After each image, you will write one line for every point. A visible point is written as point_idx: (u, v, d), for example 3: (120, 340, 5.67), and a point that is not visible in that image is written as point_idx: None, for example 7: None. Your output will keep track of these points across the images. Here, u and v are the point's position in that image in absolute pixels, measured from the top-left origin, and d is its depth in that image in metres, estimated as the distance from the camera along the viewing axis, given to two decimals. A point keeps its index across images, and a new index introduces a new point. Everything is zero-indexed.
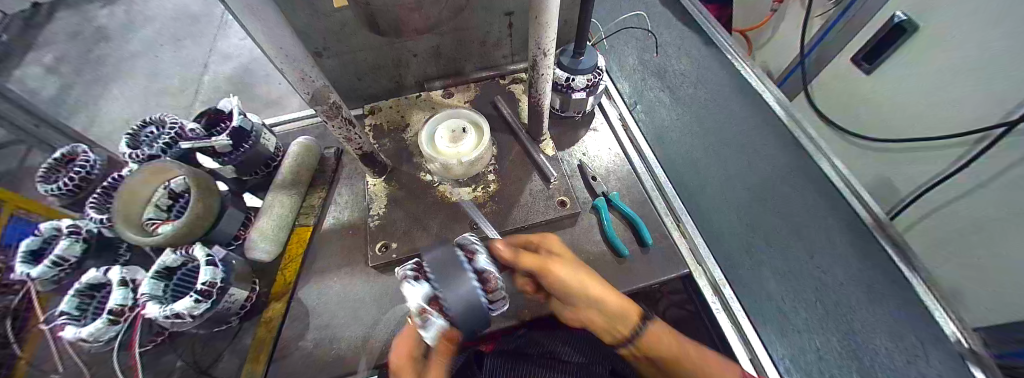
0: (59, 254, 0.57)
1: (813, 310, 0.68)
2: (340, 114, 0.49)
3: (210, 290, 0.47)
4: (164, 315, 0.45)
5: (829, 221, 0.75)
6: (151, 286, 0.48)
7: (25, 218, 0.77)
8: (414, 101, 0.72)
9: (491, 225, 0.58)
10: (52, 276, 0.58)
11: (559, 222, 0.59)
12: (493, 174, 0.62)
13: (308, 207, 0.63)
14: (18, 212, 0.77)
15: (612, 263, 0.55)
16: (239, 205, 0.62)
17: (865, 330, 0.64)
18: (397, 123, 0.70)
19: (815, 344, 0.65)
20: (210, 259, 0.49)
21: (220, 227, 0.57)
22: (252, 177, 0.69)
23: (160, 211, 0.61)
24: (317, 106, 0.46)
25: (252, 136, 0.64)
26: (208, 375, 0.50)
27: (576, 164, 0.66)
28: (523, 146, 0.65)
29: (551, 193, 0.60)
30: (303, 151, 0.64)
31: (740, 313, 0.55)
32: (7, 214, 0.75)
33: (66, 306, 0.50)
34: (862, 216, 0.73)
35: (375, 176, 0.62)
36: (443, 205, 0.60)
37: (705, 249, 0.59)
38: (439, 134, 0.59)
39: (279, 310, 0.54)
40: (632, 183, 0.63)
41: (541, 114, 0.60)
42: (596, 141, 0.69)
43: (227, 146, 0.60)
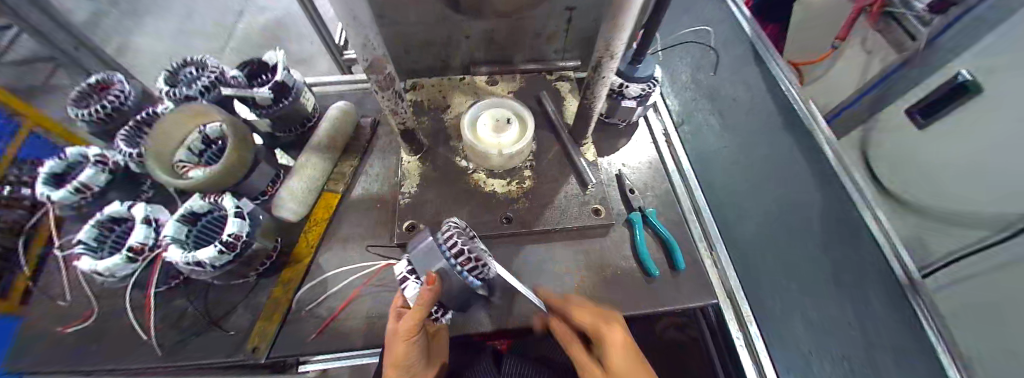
0: (82, 181, 0.57)
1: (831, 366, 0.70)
2: (392, 86, 0.48)
3: (234, 243, 0.46)
4: (185, 262, 0.45)
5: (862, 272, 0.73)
6: (175, 229, 0.48)
7: (42, 137, 0.81)
8: (457, 83, 0.71)
9: (521, 222, 0.56)
10: (71, 202, 0.57)
11: (590, 231, 0.58)
12: (530, 170, 0.61)
13: (338, 174, 0.62)
14: (36, 130, 0.80)
15: (639, 281, 0.54)
16: (271, 161, 0.62)
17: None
18: (438, 103, 0.68)
19: None
20: (238, 212, 0.48)
21: (250, 180, 0.57)
22: (285, 135, 0.68)
23: (192, 154, 0.60)
24: (373, 75, 0.45)
25: (293, 92, 0.63)
26: (218, 327, 0.49)
27: (614, 173, 0.64)
28: (564, 147, 0.63)
29: (586, 199, 0.59)
30: (341, 116, 0.63)
31: (762, 352, 0.54)
32: (26, 131, 0.79)
33: (85, 236, 0.50)
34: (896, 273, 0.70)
35: (411, 153, 0.61)
36: (476, 194, 0.58)
37: (736, 282, 0.57)
38: (482, 121, 0.58)
39: (298, 273, 0.53)
40: (669, 202, 0.61)
41: (589, 117, 0.58)
42: (637, 152, 0.67)
43: (268, 99, 0.60)
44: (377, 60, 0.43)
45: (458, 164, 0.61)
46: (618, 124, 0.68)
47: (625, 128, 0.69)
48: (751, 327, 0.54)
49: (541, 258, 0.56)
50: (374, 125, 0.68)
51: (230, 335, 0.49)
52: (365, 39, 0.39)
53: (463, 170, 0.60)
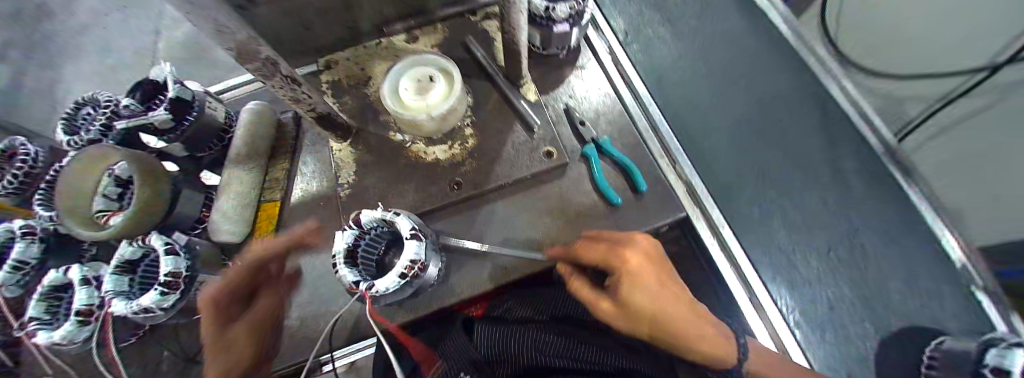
0: (15, 258, 0.49)
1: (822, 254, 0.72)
2: (281, 70, 0.41)
3: (175, 281, 0.43)
4: (131, 311, 0.42)
5: (816, 157, 0.80)
6: (112, 281, 0.43)
7: None
8: (373, 50, 0.63)
9: (472, 183, 0.53)
10: (16, 282, 0.50)
11: (545, 176, 0.54)
12: (470, 127, 0.56)
13: (272, 182, 0.58)
14: None
15: (604, 212, 0.52)
16: (196, 186, 0.57)
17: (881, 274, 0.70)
18: (358, 78, 0.61)
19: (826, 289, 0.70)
20: (170, 248, 0.44)
21: (176, 211, 0.52)
22: (207, 154, 0.62)
23: (111, 200, 0.53)
24: (249, 64, 0.38)
25: (196, 105, 0.56)
26: (196, 364, 0.49)
27: (562, 108, 0.59)
28: (502, 92, 0.57)
29: (536, 143, 0.54)
30: (256, 118, 0.57)
31: (737, 250, 0.54)
32: None
33: (33, 311, 0.44)
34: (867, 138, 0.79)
35: (340, 140, 0.56)
36: (419, 167, 0.54)
37: (703, 190, 0.55)
38: (403, 86, 0.51)
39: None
40: (624, 125, 0.58)
41: (518, 54, 0.51)
42: (583, 80, 0.61)
43: (169, 121, 0.53)
44: (247, 47, 0.36)
45: (393, 139, 0.56)
46: (558, 53, 0.61)
47: (567, 56, 0.63)
48: (724, 231, 0.53)
49: (499, 215, 0.53)
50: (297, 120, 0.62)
51: None
52: (213, 24, 0.31)
53: (399, 145, 0.55)
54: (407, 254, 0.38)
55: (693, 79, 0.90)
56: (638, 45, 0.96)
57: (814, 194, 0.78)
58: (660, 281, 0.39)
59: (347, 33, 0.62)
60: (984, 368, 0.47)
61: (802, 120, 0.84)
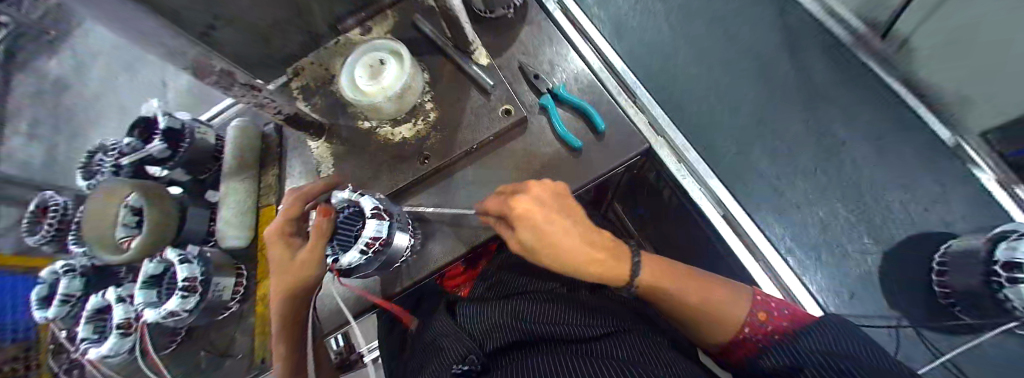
0: (62, 292, 0.56)
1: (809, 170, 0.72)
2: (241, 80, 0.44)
3: (193, 285, 0.49)
4: (162, 315, 0.48)
5: (794, 74, 0.79)
6: (142, 295, 0.49)
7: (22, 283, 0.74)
8: (333, 49, 0.66)
9: (438, 154, 0.55)
10: (68, 314, 0.58)
11: (509, 134, 0.56)
12: (430, 103, 0.58)
13: (266, 188, 0.63)
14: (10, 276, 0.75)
15: (567, 158, 0.53)
16: (201, 203, 0.62)
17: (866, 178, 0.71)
18: (323, 78, 0.65)
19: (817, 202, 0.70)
20: (184, 257, 0.50)
21: (187, 227, 0.58)
22: (207, 175, 0.68)
23: (130, 228, 0.57)
24: (221, 80, 0.41)
25: (187, 132, 0.61)
26: (228, 356, 0.55)
27: (516, 67, 0.60)
28: (454, 62, 0.59)
29: (493, 104, 0.56)
30: (241, 134, 0.62)
31: (708, 173, 0.54)
32: None
33: (84, 332, 0.51)
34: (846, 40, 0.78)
35: (315, 138, 0.60)
36: (389, 149, 0.57)
37: (664, 119, 0.56)
38: (357, 74, 0.54)
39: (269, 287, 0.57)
40: (578, 71, 0.58)
41: (458, 20, 0.52)
42: (534, 35, 0.62)
43: (166, 151, 0.58)
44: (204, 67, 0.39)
45: (361, 127, 0.59)
46: (505, 14, 0.61)
47: (514, 16, 0.63)
48: (687, 155, 0.54)
49: (472, 178, 0.56)
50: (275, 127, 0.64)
51: (241, 357, 0.54)
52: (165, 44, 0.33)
53: (368, 131, 0.59)
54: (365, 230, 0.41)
55: (659, 18, 0.89)
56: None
57: (798, 111, 0.77)
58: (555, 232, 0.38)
59: (305, 37, 0.64)
60: (997, 264, 0.48)
61: (777, 40, 0.81)
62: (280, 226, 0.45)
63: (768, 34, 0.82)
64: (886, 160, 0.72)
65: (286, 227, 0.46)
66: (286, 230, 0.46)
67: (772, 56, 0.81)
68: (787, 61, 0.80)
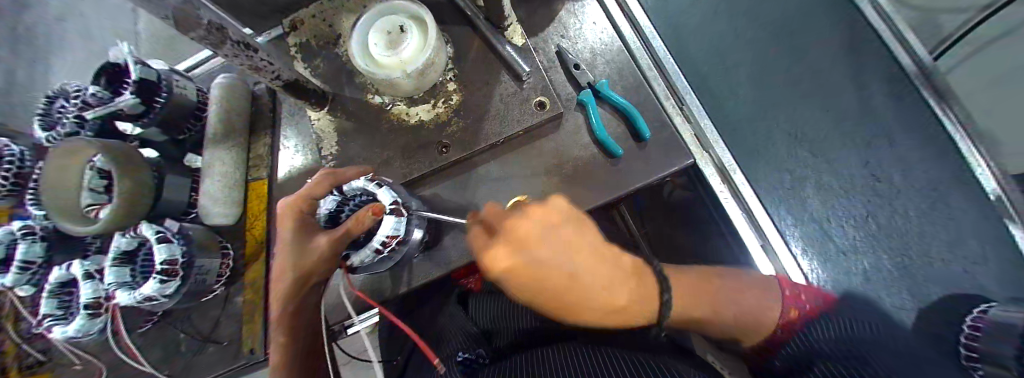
0: (20, 258, 0.50)
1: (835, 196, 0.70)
2: (232, 37, 0.36)
3: (173, 268, 0.43)
4: (136, 299, 0.43)
5: (834, 93, 0.75)
6: (114, 275, 0.44)
7: None
8: (339, 2, 0.56)
9: (459, 144, 0.49)
10: (29, 281, 0.52)
11: (539, 130, 0.50)
12: (453, 83, 0.51)
13: (257, 158, 0.56)
14: None
15: (603, 165, 0.48)
16: (181, 170, 0.55)
17: (888, 210, 0.70)
18: (327, 37, 0.56)
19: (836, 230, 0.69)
20: (162, 236, 0.44)
21: (164, 196, 0.51)
22: (186, 136, 0.60)
23: (97, 194, 0.52)
24: (210, 34, 0.33)
25: (165, 86, 0.52)
26: (212, 342, 0.51)
27: (554, 52, 0.53)
28: (484, 38, 0.51)
29: (526, 94, 0.49)
30: (227, 94, 0.53)
31: (750, 196, 0.50)
32: None
33: (45, 308, 0.45)
34: (900, 61, 0.73)
35: (316, 108, 0.52)
36: (403, 131, 0.51)
37: (711, 131, 0.51)
38: (372, 40, 0.46)
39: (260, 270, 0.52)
40: (624, 65, 0.51)
41: None
42: (577, 15, 0.54)
43: (138, 106, 0.50)
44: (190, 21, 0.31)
45: (371, 103, 0.52)
46: None
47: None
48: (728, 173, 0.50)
49: (493, 175, 0.50)
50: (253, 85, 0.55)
51: (226, 346, 0.50)
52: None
53: (380, 108, 0.52)
54: (381, 229, 0.35)
55: (701, 16, 0.83)
56: None
57: (832, 132, 0.74)
58: (563, 249, 0.29)
59: None
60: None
61: (824, 53, 0.77)
62: (298, 200, 0.39)
63: (815, 45, 0.77)
64: (914, 193, 0.70)
65: (307, 202, 0.39)
66: (304, 207, 0.39)
67: (817, 69, 0.76)
68: (831, 77, 0.76)
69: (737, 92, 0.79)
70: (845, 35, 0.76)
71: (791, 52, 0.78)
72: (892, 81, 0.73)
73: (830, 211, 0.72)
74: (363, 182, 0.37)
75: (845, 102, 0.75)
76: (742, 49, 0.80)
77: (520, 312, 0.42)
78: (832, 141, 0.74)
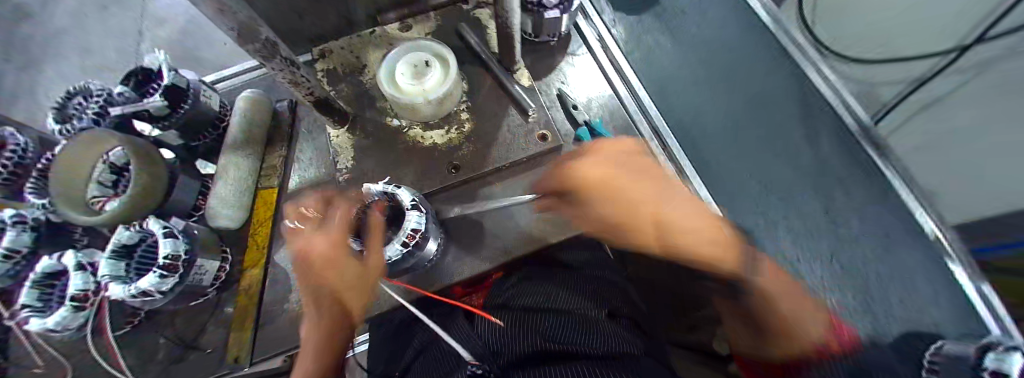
0: (5, 247, 0.48)
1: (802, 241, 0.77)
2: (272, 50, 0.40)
3: (173, 264, 0.44)
4: (130, 294, 0.42)
5: (796, 150, 0.86)
6: (109, 268, 0.43)
7: None
8: (368, 37, 0.63)
9: (468, 165, 0.54)
10: (6, 272, 0.50)
11: (541, 159, 0.56)
12: (466, 112, 0.57)
13: (269, 168, 0.58)
14: None
15: None
16: (194, 174, 0.57)
17: (851, 255, 0.77)
18: (355, 65, 0.62)
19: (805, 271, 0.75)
20: (168, 231, 0.44)
21: (173, 195, 0.52)
22: (202, 142, 0.62)
23: (105, 187, 0.53)
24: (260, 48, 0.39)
25: (193, 94, 0.56)
26: (193, 350, 0.50)
27: (555, 94, 0.61)
28: (496, 77, 0.59)
29: (530, 127, 0.56)
30: (253, 106, 0.57)
31: None
32: None
33: (24, 299, 0.44)
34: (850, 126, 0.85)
35: (337, 125, 0.57)
36: (416, 151, 0.56)
37: (690, 170, 0.58)
38: (400, 70, 0.52)
39: (260, 273, 0.52)
40: (615, 109, 0.59)
41: (512, 37, 0.52)
42: (575, 66, 0.63)
43: (164, 109, 0.53)
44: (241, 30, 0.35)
45: (389, 125, 0.57)
46: (550, 40, 0.62)
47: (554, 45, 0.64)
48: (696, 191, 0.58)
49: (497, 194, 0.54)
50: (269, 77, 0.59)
51: (208, 355, 0.49)
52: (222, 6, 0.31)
53: (397, 130, 0.57)
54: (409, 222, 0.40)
55: (681, 78, 0.96)
56: (632, 49, 0.99)
57: (795, 183, 0.84)
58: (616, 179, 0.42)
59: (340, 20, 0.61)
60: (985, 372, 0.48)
61: (784, 115, 0.89)
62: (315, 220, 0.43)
63: (777, 109, 0.89)
64: (871, 241, 0.78)
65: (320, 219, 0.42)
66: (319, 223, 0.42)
67: (779, 129, 0.88)
68: (793, 136, 0.87)
69: (712, 142, 0.89)
70: (802, 102, 0.89)
71: (759, 113, 0.90)
72: (845, 144, 0.85)
73: (800, 254, 0.79)
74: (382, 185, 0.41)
75: (806, 158, 0.85)
76: (714, 107, 0.92)
77: (523, 333, 0.40)
78: (795, 191, 0.83)
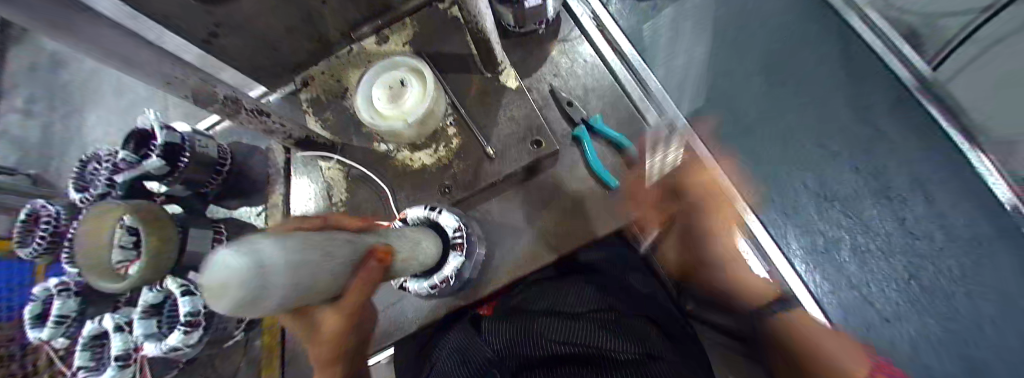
0: (57, 313, 0.56)
1: (851, 212, 0.67)
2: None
3: (195, 320, 0.48)
4: (164, 350, 0.48)
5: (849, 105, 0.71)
6: (142, 328, 0.49)
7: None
8: (347, 58, 0.60)
9: (462, 186, 0.52)
10: (64, 334, 0.57)
11: (539, 165, 0.52)
12: (453, 127, 0.54)
13: (274, 208, 0.61)
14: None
15: (602, 197, 0.50)
16: (202, 221, 0.57)
17: (917, 226, 0.65)
18: (336, 91, 0.60)
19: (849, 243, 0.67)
20: (185, 288, 0.49)
21: (187, 253, 0.53)
22: (209, 190, 0.61)
23: (127, 250, 0.54)
24: (209, 106, 0.37)
25: (188, 146, 0.55)
26: None
27: (547, 90, 0.55)
28: (482, 82, 0.55)
29: (521, 134, 0.51)
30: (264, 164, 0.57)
31: None
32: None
33: (80, 360, 0.52)
34: (904, 82, 0.69)
35: (328, 158, 0.56)
36: (407, 174, 0.54)
37: None
38: (376, 95, 0.50)
39: (275, 362, 0.54)
40: (616, 98, 0.53)
41: (489, 41, 0.47)
42: (568, 54, 0.57)
43: (163, 167, 0.52)
44: None
45: (376, 150, 0.55)
46: (536, 29, 0.56)
47: (557, 47, 0.57)
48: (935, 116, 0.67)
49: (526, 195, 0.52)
50: (138, 136, 0.58)
51: None
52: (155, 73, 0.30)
53: (384, 155, 0.55)
54: (445, 268, 0.44)
55: None
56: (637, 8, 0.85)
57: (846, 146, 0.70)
58: None
59: (316, 44, 0.58)
60: None
61: (825, 63, 0.73)
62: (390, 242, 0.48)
63: (823, 51, 0.73)
64: (944, 206, 0.65)
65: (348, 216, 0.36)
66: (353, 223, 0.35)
67: (826, 77, 0.72)
68: (843, 88, 0.71)
69: (742, 117, 0.73)
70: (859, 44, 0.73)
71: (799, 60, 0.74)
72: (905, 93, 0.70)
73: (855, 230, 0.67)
74: (425, 210, 0.44)
75: (857, 118, 0.70)
76: (734, 67, 0.75)
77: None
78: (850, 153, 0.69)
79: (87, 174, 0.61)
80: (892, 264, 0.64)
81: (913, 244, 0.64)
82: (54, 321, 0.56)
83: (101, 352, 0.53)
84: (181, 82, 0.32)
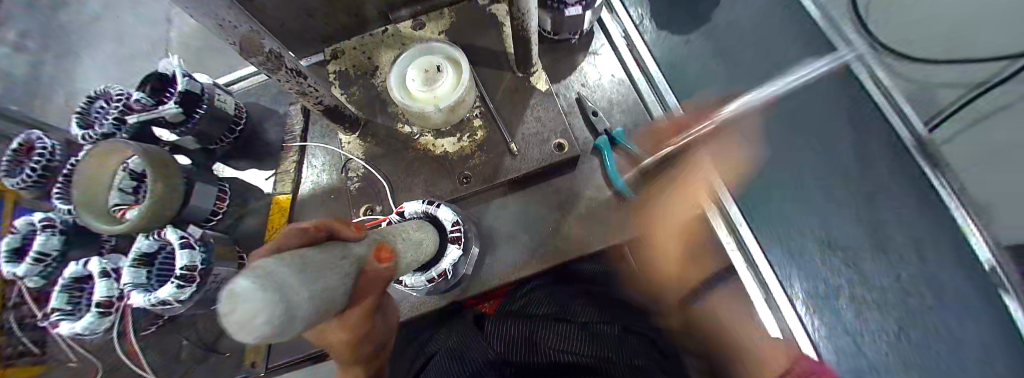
0: (36, 250, 0.53)
1: (840, 256, 0.70)
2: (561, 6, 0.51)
3: (191, 275, 0.46)
4: (151, 303, 0.46)
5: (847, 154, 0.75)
6: (130, 275, 0.46)
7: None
8: (380, 37, 0.61)
9: (481, 177, 0.52)
10: (40, 274, 0.54)
11: (559, 168, 0.53)
12: (480, 118, 0.54)
13: (284, 174, 0.60)
14: None
15: (617, 207, 0.51)
16: (209, 178, 0.56)
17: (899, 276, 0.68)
18: (365, 67, 0.60)
19: (837, 286, 0.70)
20: (184, 241, 0.47)
21: (191, 205, 0.52)
22: (217, 147, 0.60)
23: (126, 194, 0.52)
24: (251, 57, 0.37)
25: (206, 99, 0.54)
26: (216, 349, 0.56)
27: (574, 97, 0.57)
28: (513, 80, 0.56)
29: (546, 135, 0.52)
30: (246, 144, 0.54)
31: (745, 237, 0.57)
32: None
33: (56, 303, 0.49)
34: (902, 136, 0.74)
35: (348, 132, 0.56)
36: (427, 158, 0.54)
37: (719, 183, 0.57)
38: (410, 75, 0.50)
39: None
40: (639, 115, 0.56)
41: (529, 40, 0.48)
42: (597, 67, 0.59)
43: (180, 115, 0.51)
44: None
45: (401, 131, 0.56)
46: (569, 38, 0.57)
47: (587, 59, 0.59)
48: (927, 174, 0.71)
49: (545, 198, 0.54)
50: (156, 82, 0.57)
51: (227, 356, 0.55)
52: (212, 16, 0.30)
53: (407, 137, 0.55)
54: (441, 261, 0.42)
55: None
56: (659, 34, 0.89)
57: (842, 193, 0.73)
58: None
59: (352, 18, 0.58)
60: None
61: (829, 113, 0.77)
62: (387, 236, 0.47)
63: (828, 102, 0.77)
64: (926, 259, 0.69)
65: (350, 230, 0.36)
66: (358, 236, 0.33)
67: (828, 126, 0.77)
68: (844, 138, 0.76)
69: None
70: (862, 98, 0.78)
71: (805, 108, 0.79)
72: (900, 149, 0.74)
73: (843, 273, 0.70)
74: (423, 204, 0.44)
75: (855, 168, 0.74)
76: None
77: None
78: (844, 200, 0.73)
79: (92, 112, 0.59)
80: (879, 311, 0.68)
81: (894, 292, 0.68)
82: (31, 260, 0.53)
83: (82, 297, 0.51)
84: (232, 29, 0.32)
